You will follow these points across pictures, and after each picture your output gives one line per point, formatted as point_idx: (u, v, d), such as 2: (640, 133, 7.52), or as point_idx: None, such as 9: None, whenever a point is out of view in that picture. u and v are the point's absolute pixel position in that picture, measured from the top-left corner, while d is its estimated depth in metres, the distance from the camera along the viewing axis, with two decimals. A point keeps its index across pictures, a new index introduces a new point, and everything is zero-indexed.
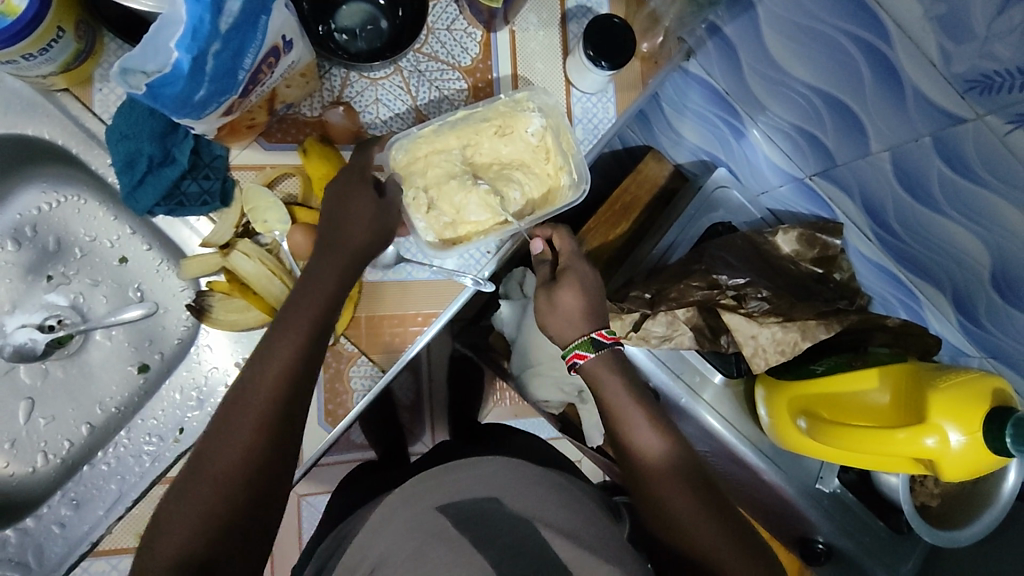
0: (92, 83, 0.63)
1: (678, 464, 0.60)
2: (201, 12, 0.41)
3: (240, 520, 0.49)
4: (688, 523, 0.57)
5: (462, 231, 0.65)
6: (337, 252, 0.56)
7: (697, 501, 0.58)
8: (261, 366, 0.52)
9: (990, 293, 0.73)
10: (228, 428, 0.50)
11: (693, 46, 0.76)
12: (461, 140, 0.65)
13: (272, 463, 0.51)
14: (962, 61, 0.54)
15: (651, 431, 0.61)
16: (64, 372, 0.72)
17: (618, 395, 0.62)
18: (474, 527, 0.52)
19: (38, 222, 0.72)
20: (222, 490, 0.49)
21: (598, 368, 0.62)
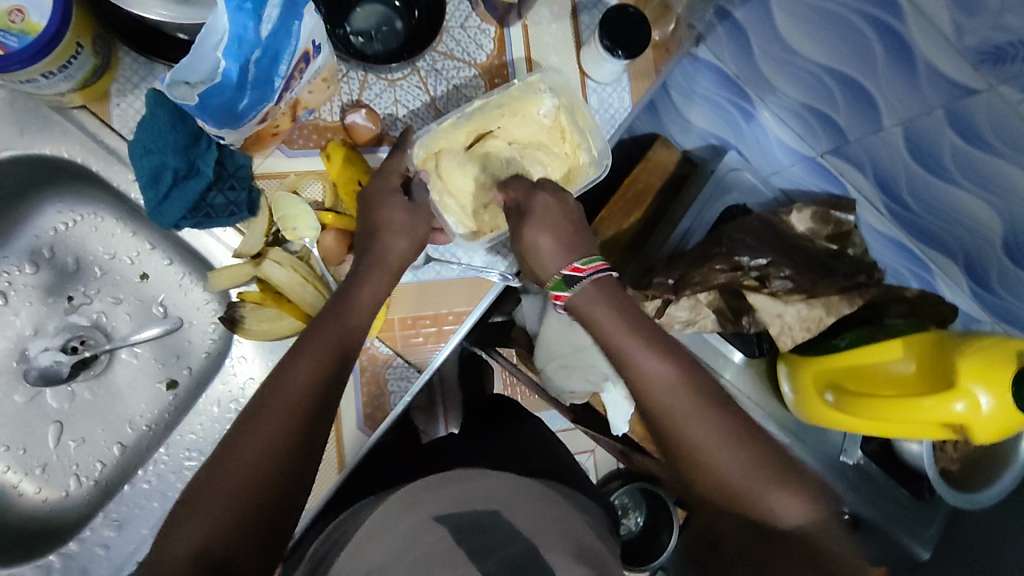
0: (109, 98, 0.62)
1: (683, 387, 0.53)
2: (245, 20, 0.41)
3: (269, 514, 0.46)
4: (711, 452, 0.52)
5: (493, 221, 0.67)
6: (378, 264, 0.57)
7: (713, 414, 0.53)
8: (294, 363, 0.51)
9: (1002, 259, 0.75)
10: (258, 420, 0.48)
11: (702, 32, 0.77)
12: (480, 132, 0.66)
13: (305, 458, 0.49)
14: (974, 33, 0.55)
15: (650, 356, 0.54)
16: (91, 394, 0.72)
17: (608, 324, 0.56)
18: (477, 538, 0.52)
19: (56, 244, 0.71)
20: (246, 488, 0.46)
21: (585, 298, 0.57)
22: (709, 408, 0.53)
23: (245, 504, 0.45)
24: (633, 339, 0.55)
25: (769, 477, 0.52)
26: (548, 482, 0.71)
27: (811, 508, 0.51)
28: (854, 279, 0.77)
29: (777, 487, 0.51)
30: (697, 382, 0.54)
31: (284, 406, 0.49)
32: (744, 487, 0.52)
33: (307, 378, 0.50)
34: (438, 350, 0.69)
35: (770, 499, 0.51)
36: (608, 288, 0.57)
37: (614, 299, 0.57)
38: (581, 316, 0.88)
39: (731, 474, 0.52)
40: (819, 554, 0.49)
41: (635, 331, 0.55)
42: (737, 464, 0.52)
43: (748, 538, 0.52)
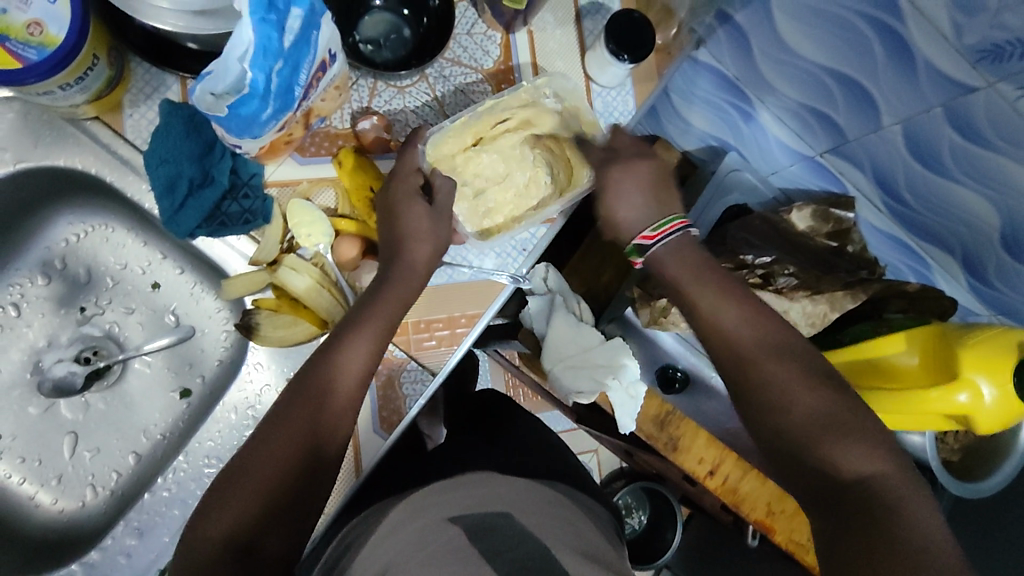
0: (122, 109, 0.62)
1: (767, 337, 0.58)
2: (268, 31, 0.42)
3: (292, 507, 0.48)
4: (789, 394, 0.55)
5: (503, 220, 0.68)
6: (399, 269, 0.59)
7: (793, 368, 0.56)
8: (323, 357, 0.54)
9: (999, 252, 0.77)
10: (283, 420, 0.51)
11: (704, 35, 0.79)
12: (491, 131, 0.67)
13: (325, 454, 0.51)
14: (973, 33, 0.57)
15: (728, 305, 0.59)
16: (105, 404, 0.72)
17: (680, 269, 0.61)
18: (488, 539, 0.53)
19: (67, 255, 0.71)
20: (276, 472, 0.49)
21: (660, 255, 0.62)
22: (799, 361, 0.56)
23: (268, 497, 0.48)
24: (711, 289, 0.60)
25: (838, 431, 0.52)
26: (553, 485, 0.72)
27: (883, 463, 0.50)
28: (856, 272, 0.78)
29: (842, 440, 0.52)
30: (789, 341, 0.58)
31: (309, 406, 0.52)
32: (814, 435, 0.53)
33: (342, 370, 0.54)
34: (452, 353, 0.70)
35: (840, 451, 0.51)
36: (679, 244, 0.62)
37: (699, 255, 0.61)
38: (588, 317, 0.92)
39: (806, 417, 0.54)
40: (884, 507, 0.48)
41: (710, 280, 0.61)
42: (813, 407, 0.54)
43: (819, 497, 0.51)
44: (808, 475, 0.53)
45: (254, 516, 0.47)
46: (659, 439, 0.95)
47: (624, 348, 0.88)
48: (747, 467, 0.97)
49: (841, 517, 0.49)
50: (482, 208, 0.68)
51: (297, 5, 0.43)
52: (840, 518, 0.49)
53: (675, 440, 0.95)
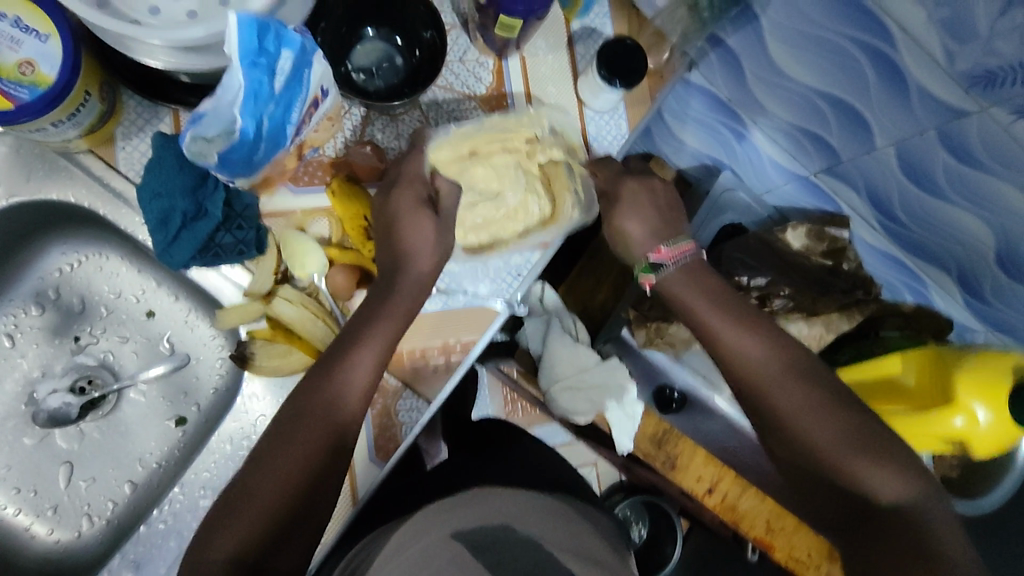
0: (114, 142, 0.62)
1: (783, 365, 0.63)
2: (259, 76, 0.42)
3: (291, 528, 0.51)
4: (814, 422, 0.60)
5: (487, 240, 0.70)
6: (399, 289, 0.61)
7: (814, 396, 0.61)
8: (324, 378, 0.57)
9: (995, 271, 0.76)
10: (286, 444, 0.54)
11: (696, 58, 0.79)
12: (487, 146, 0.68)
13: (325, 476, 0.54)
14: (966, 60, 0.56)
15: (742, 335, 0.64)
16: (100, 434, 0.71)
17: (698, 303, 0.66)
18: (493, 554, 0.53)
19: (61, 285, 0.72)
20: (281, 491, 0.52)
21: (671, 284, 0.67)
22: (816, 386, 0.62)
23: (269, 518, 0.51)
24: (727, 320, 0.65)
25: (857, 454, 0.58)
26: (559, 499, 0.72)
27: (910, 483, 0.57)
28: (852, 294, 0.82)
29: (870, 463, 0.58)
30: (800, 365, 0.63)
31: (311, 431, 0.54)
32: (845, 462, 0.58)
33: (342, 394, 0.56)
34: (447, 381, 0.70)
35: (862, 474, 0.58)
36: (693, 275, 0.67)
37: (714, 286, 0.67)
38: (582, 336, 0.91)
39: (828, 443, 0.59)
40: (916, 526, 0.55)
41: (726, 311, 0.66)
42: (840, 435, 0.59)
43: (852, 516, 0.59)
44: (841, 499, 0.59)
45: (256, 538, 0.49)
46: (656, 458, 0.95)
47: (619, 368, 0.89)
48: (746, 484, 0.96)
49: (878, 538, 0.56)
50: (469, 222, 0.69)
51: (287, 47, 0.43)
52: (878, 539, 0.56)
53: (672, 459, 0.95)
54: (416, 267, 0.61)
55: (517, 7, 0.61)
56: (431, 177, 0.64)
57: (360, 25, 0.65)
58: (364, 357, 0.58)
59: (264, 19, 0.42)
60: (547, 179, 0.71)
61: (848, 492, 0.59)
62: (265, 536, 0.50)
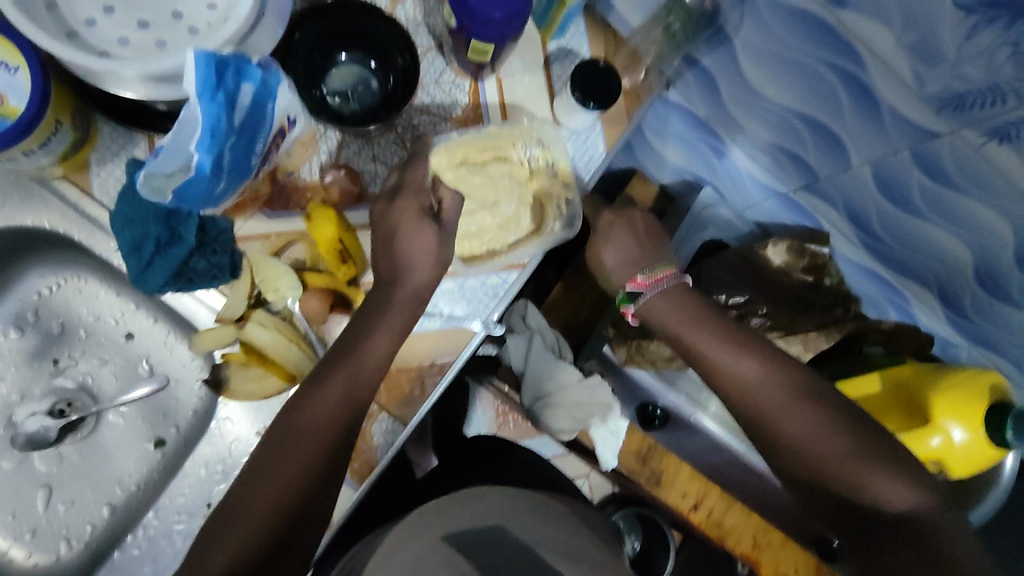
0: (89, 168, 0.62)
1: (784, 385, 0.64)
2: (217, 111, 0.42)
3: (281, 545, 0.52)
4: (823, 441, 0.61)
5: (483, 250, 0.70)
6: (380, 308, 0.62)
7: (812, 411, 0.62)
8: (321, 392, 0.58)
9: (975, 287, 0.76)
10: (275, 462, 0.55)
11: (673, 77, 0.79)
12: (481, 155, 0.69)
13: (315, 492, 0.55)
14: (935, 83, 0.56)
15: (741, 358, 0.66)
16: (79, 456, 0.71)
17: (695, 329, 0.68)
18: (486, 552, 0.54)
19: (40, 307, 0.72)
20: (274, 500, 0.53)
21: (655, 304, 0.70)
22: (819, 404, 0.63)
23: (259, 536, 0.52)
24: (727, 344, 0.67)
25: (866, 464, 0.59)
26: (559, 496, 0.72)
27: (922, 496, 0.57)
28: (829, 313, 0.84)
29: (879, 473, 0.58)
30: (800, 385, 0.64)
31: (300, 448, 0.56)
32: (858, 479, 0.59)
33: (330, 411, 0.57)
34: (424, 403, 0.70)
35: (874, 484, 0.58)
36: (685, 301, 0.69)
37: (698, 306, 0.69)
38: (566, 354, 0.91)
39: (835, 461, 0.60)
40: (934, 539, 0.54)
41: (720, 333, 0.67)
42: (847, 450, 0.60)
43: (867, 534, 0.57)
44: (859, 517, 0.58)
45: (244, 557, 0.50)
46: (642, 473, 0.95)
47: (602, 386, 0.89)
48: (732, 502, 0.96)
49: (894, 552, 0.54)
50: (462, 230, 0.70)
51: (247, 81, 0.44)
52: (901, 554, 0.54)
53: (658, 475, 0.95)
54: (413, 280, 0.63)
55: (489, 33, 0.61)
56: (431, 186, 0.66)
57: (333, 49, 0.65)
58: (352, 376, 0.59)
59: (224, 56, 0.42)
60: (535, 192, 0.72)
61: (864, 510, 0.58)
62: (254, 555, 0.51)
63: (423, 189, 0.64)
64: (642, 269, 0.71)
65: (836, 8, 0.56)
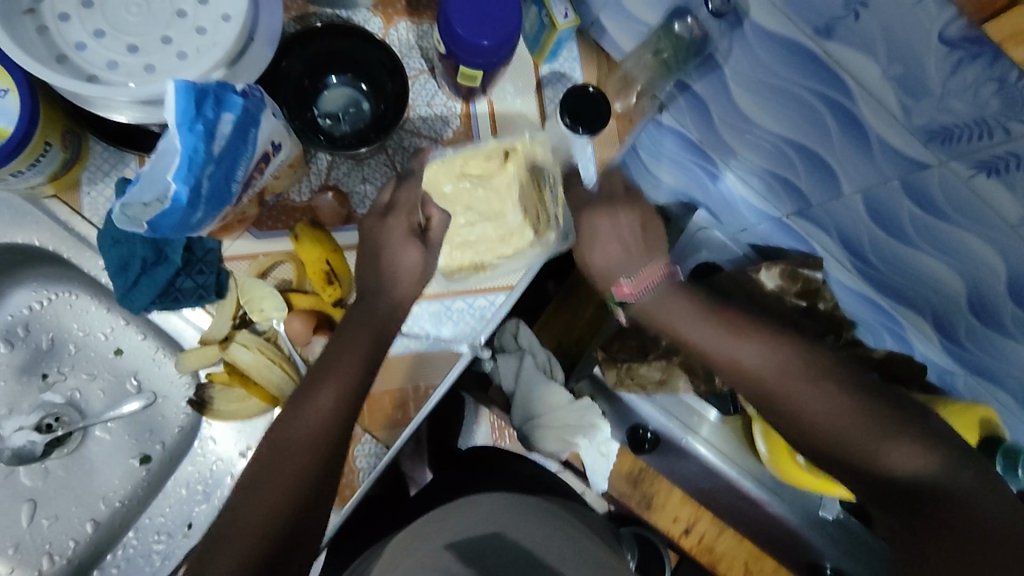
0: (80, 187, 0.64)
1: (783, 360, 0.61)
2: (195, 141, 0.43)
3: (285, 551, 0.52)
4: (836, 414, 0.58)
5: (468, 262, 0.67)
6: (359, 326, 0.60)
7: (818, 385, 0.59)
8: (318, 394, 0.57)
9: (969, 317, 0.75)
10: (273, 472, 0.53)
11: (665, 101, 0.79)
12: (485, 163, 0.63)
13: (315, 497, 0.54)
14: (922, 115, 0.56)
15: (736, 341, 0.63)
16: (65, 471, 0.72)
17: (685, 320, 0.65)
18: (483, 561, 0.52)
19: (30, 322, 0.72)
20: (270, 517, 0.52)
21: (649, 300, 0.66)
22: (824, 378, 0.60)
23: (259, 545, 0.50)
24: (721, 327, 0.64)
25: (875, 435, 0.56)
26: (551, 498, 0.72)
27: (935, 455, 0.54)
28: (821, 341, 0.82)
29: (890, 441, 0.55)
30: (799, 361, 0.61)
31: (299, 454, 0.54)
32: (874, 446, 0.56)
33: (326, 415, 0.56)
34: (408, 426, 0.70)
35: (885, 454, 0.55)
36: (678, 290, 0.67)
37: (691, 296, 0.66)
38: (557, 375, 0.91)
39: (840, 431, 0.57)
40: (952, 501, 0.51)
41: (717, 321, 0.65)
42: (859, 420, 0.57)
43: (885, 502, 0.55)
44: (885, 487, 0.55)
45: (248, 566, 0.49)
46: (632, 497, 0.95)
47: (592, 408, 0.88)
48: (723, 526, 0.96)
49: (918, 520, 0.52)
50: (460, 239, 0.66)
51: (227, 111, 0.44)
52: (917, 524, 0.51)
53: (648, 498, 0.96)
54: (398, 295, 0.62)
55: (477, 60, 0.62)
56: (421, 203, 0.64)
57: (324, 72, 0.66)
58: (345, 378, 0.58)
59: (204, 86, 0.43)
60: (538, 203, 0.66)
61: (882, 479, 0.55)
62: (258, 562, 0.50)
63: (413, 205, 0.63)
64: (625, 273, 0.67)
65: (824, 39, 0.56)
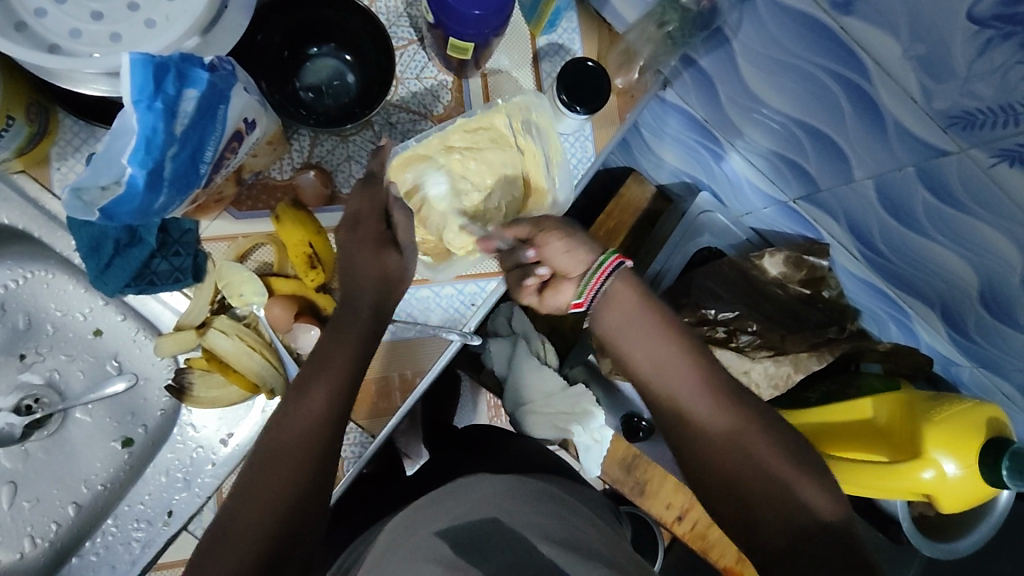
0: (49, 162, 0.61)
1: (710, 378, 0.57)
2: (154, 121, 0.40)
3: (287, 554, 0.48)
4: (747, 441, 0.54)
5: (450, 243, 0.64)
6: (342, 318, 0.58)
7: (741, 403, 0.56)
8: (309, 391, 0.54)
9: (979, 309, 0.72)
10: (265, 474, 0.50)
11: (670, 77, 0.75)
12: (468, 137, 0.63)
13: (312, 497, 0.50)
14: (943, 98, 0.52)
15: (666, 346, 0.59)
16: (45, 454, 0.70)
17: (628, 308, 0.60)
18: (478, 549, 0.47)
19: (6, 301, 0.70)
20: (263, 517, 0.48)
21: (615, 282, 0.60)
22: (744, 403, 0.56)
23: (256, 550, 0.47)
24: (660, 333, 0.59)
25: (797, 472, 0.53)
26: (549, 477, 0.68)
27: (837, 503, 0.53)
28: (822, 333, 0.81)
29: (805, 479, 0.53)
30: (723, 382, 0.57)
31: (294, 452, 0.51)
32: (778, 489, 0.53)
33: (320, 414, 0.53)
34: (392, 417, 0.67)
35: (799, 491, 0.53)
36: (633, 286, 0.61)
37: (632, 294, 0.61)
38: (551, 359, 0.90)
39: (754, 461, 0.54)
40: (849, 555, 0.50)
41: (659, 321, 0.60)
42: (773, 455, 0.54)
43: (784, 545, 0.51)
44: (773, 528, 0.52)
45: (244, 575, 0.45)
46: (626, 483, 0.95)
47: (586, 394, 0.86)
48: None
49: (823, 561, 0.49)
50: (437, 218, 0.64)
51: (191, 87, 0.41)
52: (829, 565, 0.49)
53: (641, 484, 0.95)
54: (376, 289, 0.58)
55: (467, 31, 0.58)
56: (384, 209, 0.60)
57: (304, 43, 0.62)
58: (336, 374, 0.55)
59: (164, 60, 0.40)
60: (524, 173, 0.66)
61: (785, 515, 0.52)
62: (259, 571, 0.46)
63: (377, 211, 0.59)
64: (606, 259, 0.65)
65: (841, 14, 0.52)
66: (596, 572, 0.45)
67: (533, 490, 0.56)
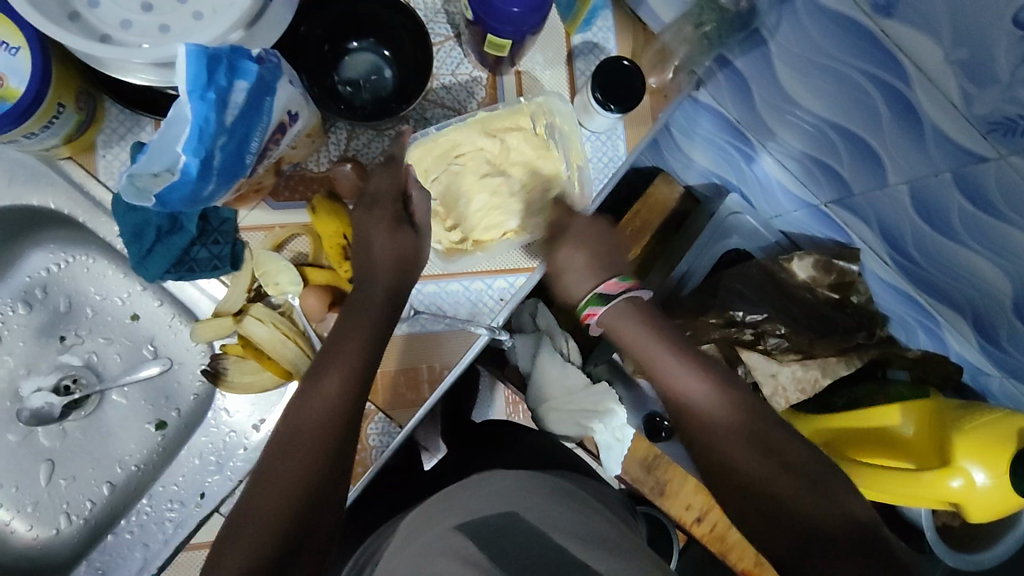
0: (94, 149, 0.62)
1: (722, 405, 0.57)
2: (207, 111, 0.41)
3: (308, 535, 0.49)
4: (754, 464, 0.54)
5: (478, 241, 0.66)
6: (368, 301, 0.58)
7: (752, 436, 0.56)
8: (326, 375, 0.55)
9: (1012, 318, 0.71)
10: (286, 456, 0.50)
11: (703, 77, 0.75)
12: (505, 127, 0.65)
13: (328, 491, 0.51)
14: (984, 104, 0.52)
15: (706, 388, 0.58)
16: (82, 433, 0.72)
17: (645, 340, 0.60)
18: (498, 542, 0.47)
19: (48, 284, 0.72)
20: (284, 498, 0.49)
21: (613, 318, 0.61)
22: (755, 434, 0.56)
23: (272, 537, 0.47)
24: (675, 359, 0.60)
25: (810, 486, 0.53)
26: (565, 473, 0.69)
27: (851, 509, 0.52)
28: (850, 338, 0.81)
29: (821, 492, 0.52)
30: (740, 409, 0.57)
31: (310, 439, 0.51)
32: (801, 492, 0.52)
33: (336, 400, 0.54)
34: (419, 408, 0.68)
35: (813, 503, 0.52)
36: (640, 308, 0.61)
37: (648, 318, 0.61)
38: (574, 357, 0.90)
39: (765, 482, 0.54)
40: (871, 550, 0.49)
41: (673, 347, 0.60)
42: (785, 476, 0.53)
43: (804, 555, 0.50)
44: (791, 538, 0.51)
45: (258, 565, 0.45)
46: (645, 483, 0.95)
47: (609, 393, 0.87)
48: None
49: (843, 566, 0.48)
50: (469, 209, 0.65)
51: (241, 79, 0.42)
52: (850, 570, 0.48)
53: (661, 485, 0.95)
54: (388, 273, 0.59)
55: (505, 28, 0.58)
56: (402, 192, 0.61)
57: (345, 37, 0.64)
58: (352, 360, 0.56)
59: (216, 52, 0.41)
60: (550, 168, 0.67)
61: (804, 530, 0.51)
62: (277, 554, 0.46)
63: (396, 193, 0.60)
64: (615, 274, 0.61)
65: (882, 17, 0.51)
66: (622, 566, 0.46)
67: (547, 482, 0.57)
